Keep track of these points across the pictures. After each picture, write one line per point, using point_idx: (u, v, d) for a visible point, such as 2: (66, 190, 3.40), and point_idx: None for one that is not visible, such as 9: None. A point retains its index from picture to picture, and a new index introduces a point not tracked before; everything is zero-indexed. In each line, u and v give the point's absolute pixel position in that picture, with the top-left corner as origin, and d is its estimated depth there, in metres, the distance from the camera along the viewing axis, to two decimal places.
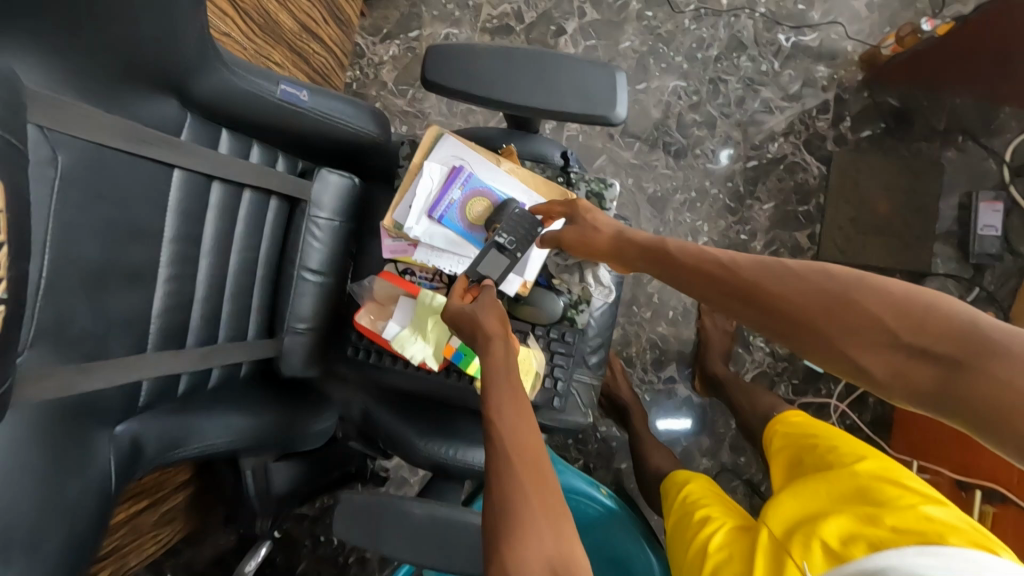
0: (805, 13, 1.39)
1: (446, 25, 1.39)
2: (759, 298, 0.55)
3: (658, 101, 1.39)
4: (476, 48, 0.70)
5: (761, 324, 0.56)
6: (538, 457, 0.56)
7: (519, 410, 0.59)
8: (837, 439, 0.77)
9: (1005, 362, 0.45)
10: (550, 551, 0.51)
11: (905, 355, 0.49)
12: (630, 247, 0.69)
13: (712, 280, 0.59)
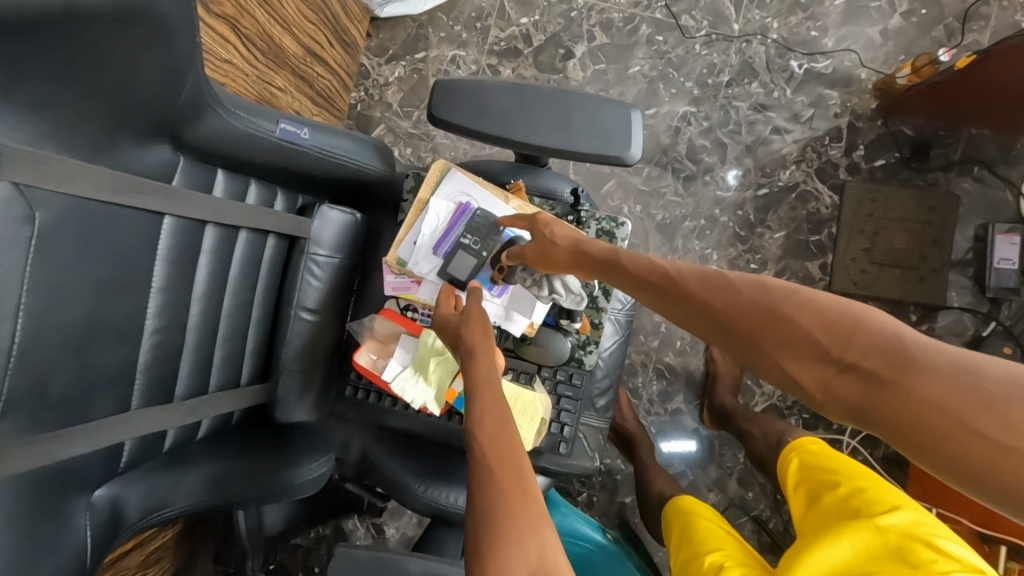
0: (818, 39, 1.36)
1: (453, 47, 1.38)
2: (696, 308, 0.53)
3: (668, 127, 1.37)
4: (485, 84, 0.67)
5: (703, 334, 0.54)
6: (514, 462, 0.52)
7: (500, 415, 0.55)
8: (863, 482, 0.72)
9: (929, 381, 0.42)
10: (533, 558, 0.47)
11: (834, 370, 0.46)
12: (583, 258, 0.66)
13: (657, 289, 0.57)
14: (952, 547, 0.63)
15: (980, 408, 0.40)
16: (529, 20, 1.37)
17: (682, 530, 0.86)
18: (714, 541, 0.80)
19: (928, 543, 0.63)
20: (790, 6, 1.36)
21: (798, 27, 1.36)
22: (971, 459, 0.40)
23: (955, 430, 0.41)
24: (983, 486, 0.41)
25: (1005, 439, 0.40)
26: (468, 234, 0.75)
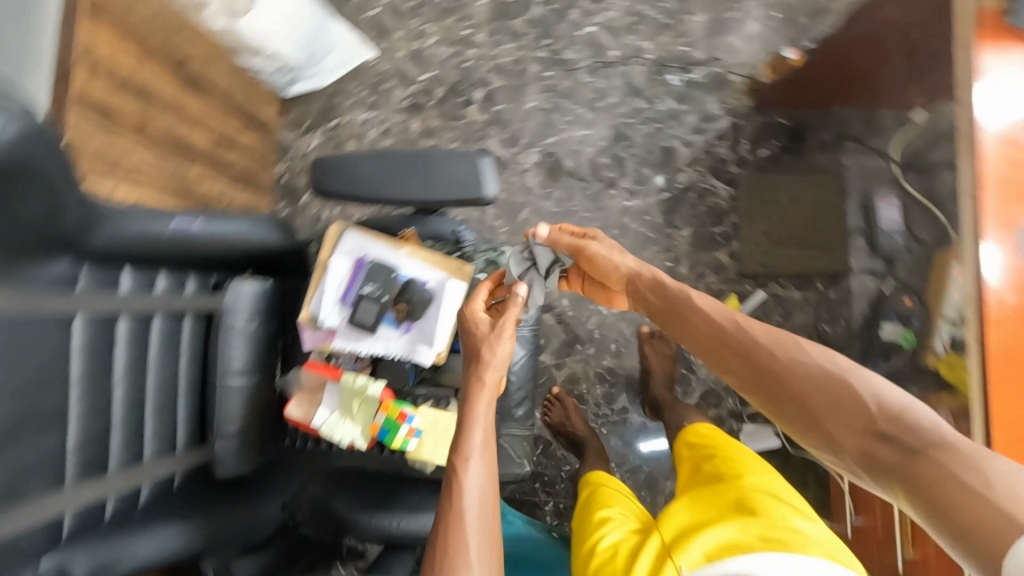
0: (689, 53, 1.51)
1: (363, 111, 1.50)
2: (777, 375, 0.71)
3: (569, 151, 1.49)
4: (351, 156, 0.77)
5: (774, 392, 0.71)
6: (484, 506, 0.68)
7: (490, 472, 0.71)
8: (735, 453, 0.84)
9: (946, 453, 0.57)
10: None
11: (874, 438, 0.63)
12: (661, 309, 0.85)
13: (745, 355, 0.74)
14: (792, 499, 0.75)
15: (968, 470, 0.55)
16: (428, 76, 1.50)
17: (585, 495, 0.94)
18: (606, 505, 0.89)
19: (772, 493, 0.75)
20: (659, 28, 1.51)
21: (669, 45, 1.51)
22: (951, 503, 0.54)
23: (944, 481, 0.56)
24: (954, 529, 0.53)
25: (977, 489, 0.53)
26: (371, 282, 0.85)
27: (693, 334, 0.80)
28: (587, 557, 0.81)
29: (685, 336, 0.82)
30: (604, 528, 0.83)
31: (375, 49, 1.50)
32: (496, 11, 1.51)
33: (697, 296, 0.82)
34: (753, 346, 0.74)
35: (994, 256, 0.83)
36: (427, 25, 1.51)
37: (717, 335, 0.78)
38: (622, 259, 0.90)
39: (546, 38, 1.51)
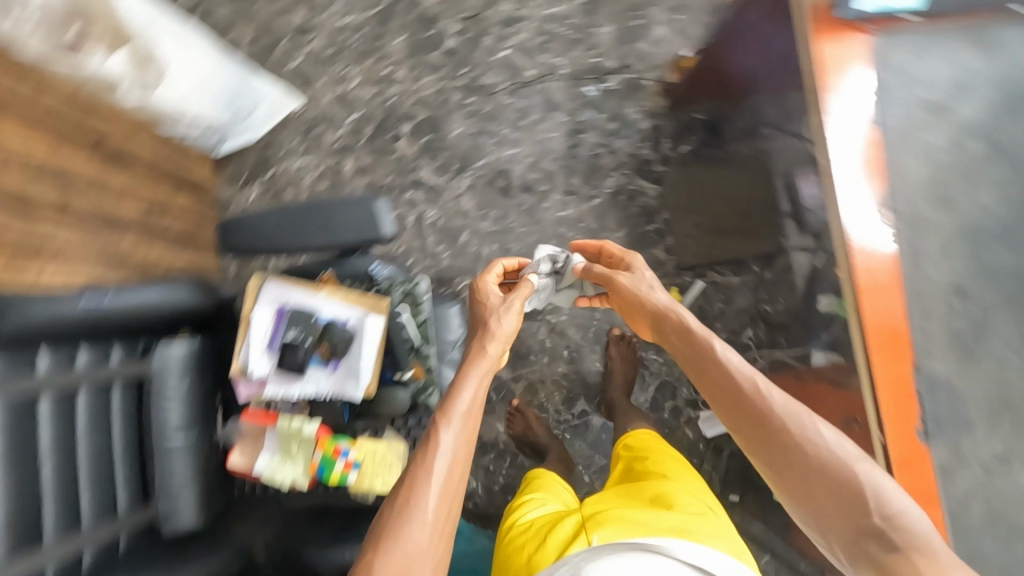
0: (601, 63, 1.57)
1: (297, 158, 1.55)
2: (781, 445, 0.72)
3: (499, 171, 1.55)
4: (256, 214, 0.82)
5: (776, 462, 0.72)
6: (454, 479, 0.74)
7: (467, 450, 0.76)
8: (663, 460, 1.00)
9: (925, 562, 0.62)
10: (421, 540, 0.68)
11: (862, 528, 0.66)
12: (680, 350, 0.87)
13: (757, 420, 0.74)
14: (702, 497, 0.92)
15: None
16: (355, 117, 1.56)
17: (523, 485, 1.09)
18: (535, 499, 1.01)
19: (692, 495, 0.90)
20: (570, 43, 1.58)
21: (581, 58, 1.57)
22: None
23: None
24: None
25: None
26: (293, 328, 0.90)
27: (710, 386, 0.80)
28: (513, 532, 0.95)
29: (702, 385, 0.82)
30: (530, 518, 0.95)
31: (300, 98, 1.56)
32: (412, 48, 1.57)
33: (728, 354, 0.81)
34: (764, 413, 0.74)
35: (871, 215, 0.76)
36: (348, 69, 1.57)
37: (735, 398, 0.77)
38: (656, 296, 0.93)
39: (463, 66, 1.57)
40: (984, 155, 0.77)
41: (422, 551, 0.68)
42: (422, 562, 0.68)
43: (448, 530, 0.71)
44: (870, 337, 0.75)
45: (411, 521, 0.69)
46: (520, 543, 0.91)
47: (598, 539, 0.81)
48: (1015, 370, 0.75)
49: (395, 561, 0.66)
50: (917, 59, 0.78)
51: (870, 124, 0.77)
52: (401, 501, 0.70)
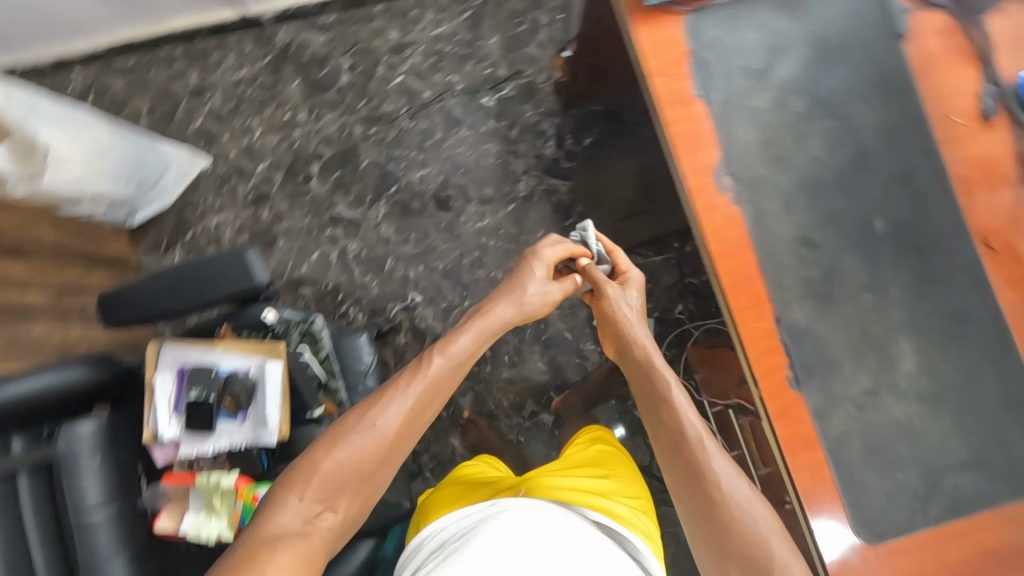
0: (494, 73, 1.61)
1: (214, 215, 1.58)
2: (709, 501, 0.75)
3: (414, 193, 1.59)
4: (133, 283, 0.84)
5: (700, 516, 0.76)
6: (420, 415, 0.81)
7: (443, 393, 0.83)
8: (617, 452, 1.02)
9: None
10: (370, 451, 0.76)
11: None
12: (641, 381, 0.86)
13: (694, 472, 0.77)
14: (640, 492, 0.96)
15: None
16: (264, 166, 1.59)
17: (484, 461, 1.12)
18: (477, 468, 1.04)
19: (604, 460, 0.99)
20: (460, 59, 1.62)
21: (474, 71, 1.61)
22: None
23: None
24: None
25: None
26: (195, 387, 0.93)
27: (658, 430, 0.82)
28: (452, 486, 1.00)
29: (651, 426, 0.83)
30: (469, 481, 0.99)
31: (208, 156, 1.58)
32: (309, 89, 1.61)
33: (687, 414, 0.80)
34: (703, 470, 0.77)
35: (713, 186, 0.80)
36: (250, 120, 1.60)
37: (682, 457, 0.79)
38: (643, 336, 0.88)
39: (362, 99, 1.61)
40: (806, 111, 0.81)
41: (369, 463, 0.76)
42: (362, 470, 0.76)
43: (398, 453, 0.79)
44: (729, 298, 0.79)
45: (365, 433, 0.77)
46: (449, 499, 0.94)
47: (527, 494, 0.85)
48: (871, 306, 0.79)
49: (340, 463, 0.75)
50: (731, 30, 0.82)
51: (696, 99, 0.81)
52: (364, 414, 0.78)
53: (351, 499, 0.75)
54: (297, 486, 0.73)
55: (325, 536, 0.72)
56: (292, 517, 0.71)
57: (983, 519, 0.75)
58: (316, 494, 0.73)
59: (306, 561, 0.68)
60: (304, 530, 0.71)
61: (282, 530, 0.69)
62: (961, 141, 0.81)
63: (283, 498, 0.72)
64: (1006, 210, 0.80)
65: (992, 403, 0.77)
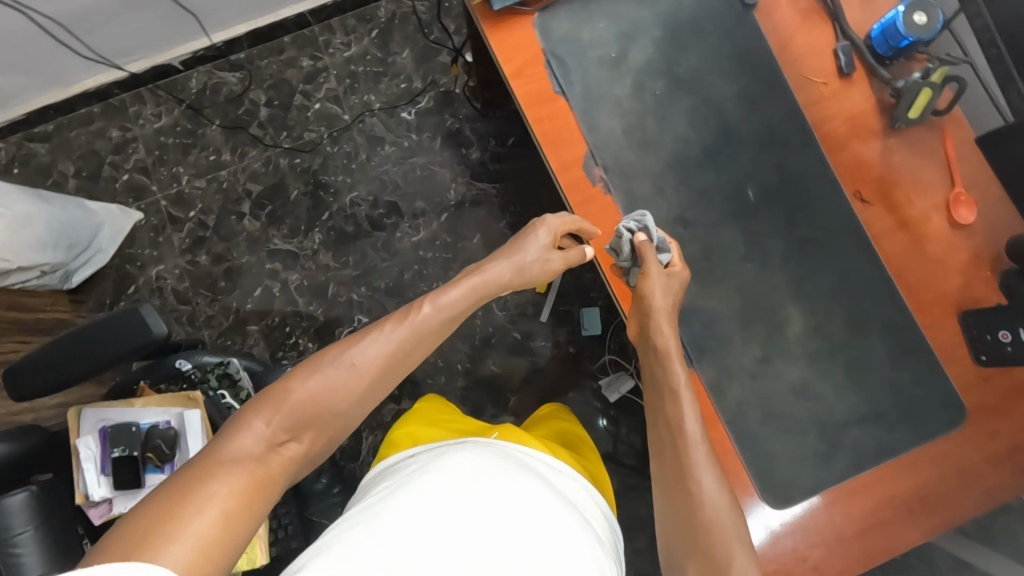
0: (409, 87, 1.63)
1: (153, 266, 1.59)
2: (690, 503, 0.69)
3: (347, 217, 1.60)
4: (33, 354, 0.84)
5: (676, 515, 0.70)
6: (402, 360, 0.75)
7: (428, 345, 0.78)
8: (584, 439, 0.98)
9: None
10: (347, 383, 0.70)
11: None
12: (651, 365, 0.76)
13: (683, 468, 0.70)
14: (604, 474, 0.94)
15: None
16: (195, 211, 1.61)
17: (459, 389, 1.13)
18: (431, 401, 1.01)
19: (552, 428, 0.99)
20: (374, 78, 1.63)
21: (389, 88, 1.63)
22: None
23: None
24: None
25: None
26: (117, 445, 0.93)
27: (657, 414, 0.75)
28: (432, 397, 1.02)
29: (650, 409, 0.76)
30: (428, 409, 0.97)
31: (140, 209, 1.60)
32: (229, 128, 1.62)
33: (682, 411, 0.72)
34: (691, 470, 0.70)
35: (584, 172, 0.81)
36: (176, 168, 1.61)
37: (672, 451, 0.72)
38: (669, 335, 0.74)
39: (283, 131, 1.62)
40: (666, 92, 0.82)
41: (342, 402, 0.70)
42: (333, 408, 0.69)
43: (371, 399, 0.73)
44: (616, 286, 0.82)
45: (346, 368, 0.71)
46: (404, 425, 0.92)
47: (503, 437, 0.86)
48: (754, 275, 0.80)
49: (314, 395, 0.68)
50: (581, 24, 0.83)
51: (558, 96, 0.82)
52: (347, 349, 0.72)
53: (315, 438, 0.69)
54: (265, 410, 0.66)
55: (282, 467, 0.65)
56: (252, 442, 0.64)
57: (884, 469, 0.76)
58: (284, 424, 0.66)
59: (258, 489, 0.61)
60: (264, 457, 0.64)
61: (240, 452, 0.62)
62: (823, 101, 0.82)
63: (248, 420, 0.65)
64: (875, 161, 0.81)
65: (882, 354, 0.77)
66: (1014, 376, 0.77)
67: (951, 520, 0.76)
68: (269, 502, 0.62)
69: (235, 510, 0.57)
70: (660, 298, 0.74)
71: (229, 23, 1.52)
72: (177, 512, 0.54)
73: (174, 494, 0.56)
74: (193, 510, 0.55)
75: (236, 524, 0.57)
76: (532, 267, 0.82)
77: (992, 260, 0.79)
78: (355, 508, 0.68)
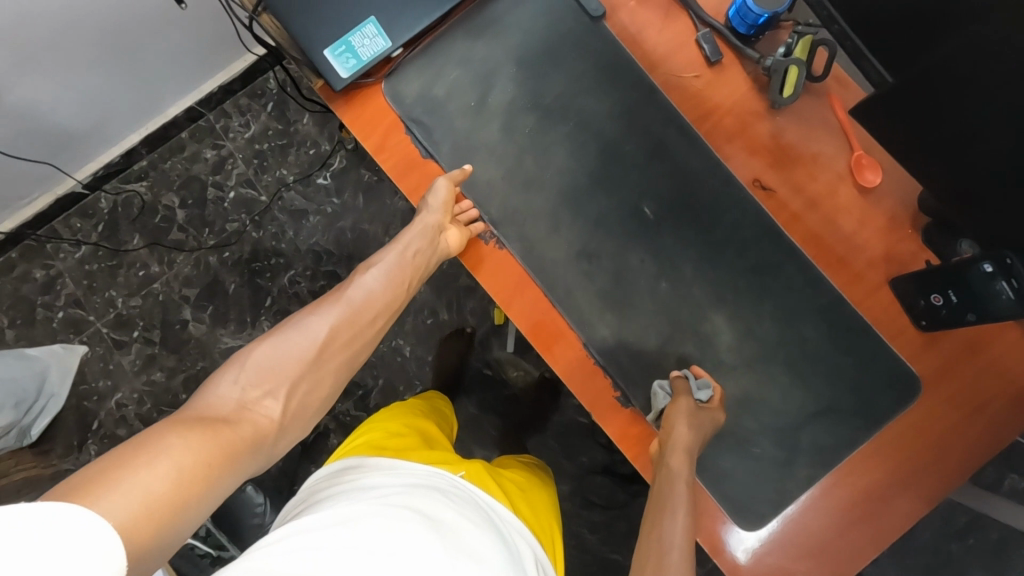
0: (319, 151, 1.60)
1: (112, 395, 1.55)
2: None
3: (290, 297, 1.57)
4: None
5: None
6: (362, 319, 0.75)
7: (380, 310, 0.77)
8: (540, 492, 0.95)
9: None
10: (312, 344, 0.70)
11: None
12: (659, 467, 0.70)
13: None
14: (555, 527, 0.90)
15: None
16: (139, 330, 1.57)
17: (433, 402, 1.11)
18: (419, 409, 1.03)
19: (517, 476, 0.94)
20: (282, 151, 1.60)
21: (299, 157, 1.60)
22: None
23: None
24: None
25: None
26: None
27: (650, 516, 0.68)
28: (397, 408, 1.00)
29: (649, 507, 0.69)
30: (408, 418, 0.97)
31: (84, 342, 1.55)
32: (151, 239, 1.57)
33: (674, 521, 0.65)
34: None
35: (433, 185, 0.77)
36: (109, 292, 1.57)
37: (653, 558, 0.65)
38: (682, 461, 0.67)
39: (205, 228, 1.58)
40: (537, 125, 0.77)
41: (305, 363, 0.68)
42: (301, 363, 0.68)
43: (342, 358, 0.72)
44: (530, 335, 0.76)
45: (307, 326, 0.71)
46: (385, 425, 0.91)
47: (466, 476, 0.82)
48: (672, 295, 0.75)
49: (279, 355, 0.67)
50: (432, 79, 0.77)
51: (428, 159, 0.78)
52: (307, 313, 0.72)
53: (293, 395, 0.67)
54: (232, 368, 0.65)
55: (256, 426, 0.61)
56: (218, 402, 0.61)
57: (853, 460, 0.72)
58: (253, 382, 0.65)
59: (226, 444, 0.56)
60: (234, 414, 0.61)
61: (205, 413, 0.59)
62: (697, 96, 0.78)
63: (218, 379, 0.63)
64: (766, 143, 0.77)
65: (825, 344, 0.72)
66: (961, 334, 0.72)
67: (931, 499, 0.72)
68: (236, 468, 0.56)
69: (195, 466, 0.51)
70: (686, 435, 0.68)
71: (121, 134, 1.46)
72: (125, 463, 0.48)
73: (127, 447, 0.50)
74: (143, 462, 0.48)
75: (193, 483, 0.50)
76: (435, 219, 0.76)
77: (909, 216, 0.75)
78: (314, 516, 0.63)
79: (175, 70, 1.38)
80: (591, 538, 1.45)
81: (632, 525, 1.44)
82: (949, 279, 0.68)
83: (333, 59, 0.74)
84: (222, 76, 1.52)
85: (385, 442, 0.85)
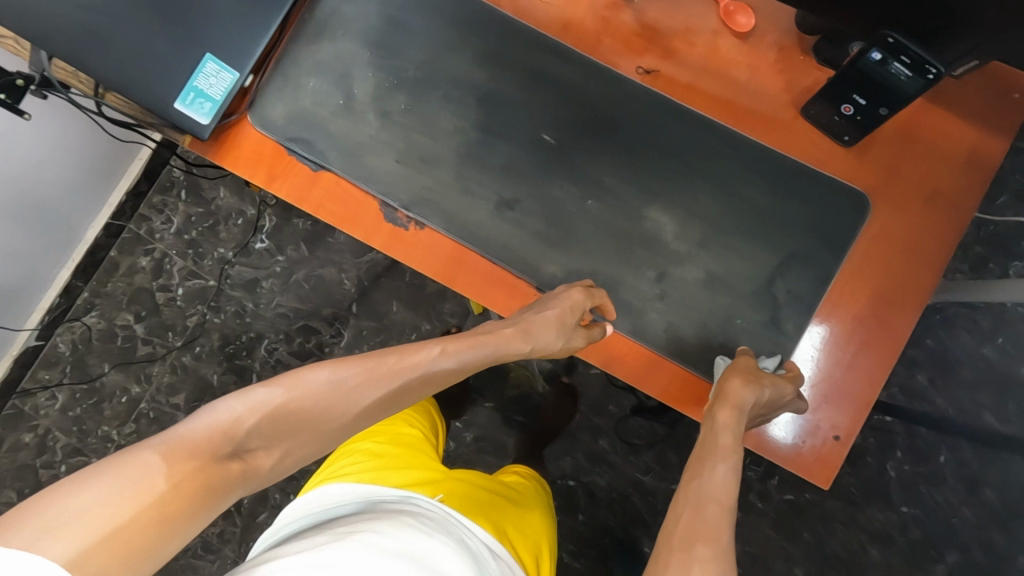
0: (246, 218, 1.57)
1: None
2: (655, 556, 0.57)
3: (275, 366, 1.55)
4: None
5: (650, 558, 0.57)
6: (394, 400, 0.63)
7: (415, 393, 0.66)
8: (539, 512, 0.95)
9: None
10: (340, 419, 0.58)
11: None
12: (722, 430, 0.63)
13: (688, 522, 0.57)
14: (548, 549, 0.91)
15: None
16: None
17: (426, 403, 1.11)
18: (418, 415, 1.02)
19: (513, 495, 0.95)
20: (211, 232, 1.57)
21: (230, 231, 1.57)
22: None
23: None
24: None
25: None
26: None
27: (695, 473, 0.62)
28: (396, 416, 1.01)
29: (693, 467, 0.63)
30: (404, 426, 0.97)
31: None
32: (121, 362, 1.55)
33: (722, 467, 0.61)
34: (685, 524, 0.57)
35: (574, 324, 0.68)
36: (103, 429, 1.53)
37: (689, 505, 0.59)
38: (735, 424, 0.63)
39: (168, 332, 1.56)
40: (410, 98, 0.75)
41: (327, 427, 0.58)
42: (314, 427, 0.57)
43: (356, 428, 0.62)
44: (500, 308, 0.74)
45: (343, 383, 0.59)
46: (365, 446, 0.90)
47: (445, 499, 0.81)
48: (602, 209, 0.73)
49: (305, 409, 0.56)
50: (294, 94, 0.75)
51: (320, 171, 0.75)
52: (338, 375, 0.59)
53: (293, 452, 0.56)
54: (249, 402, 0.53)
55: (244, 472, 0.52)
56: (210, 432, 0.50)
57: (836, 292, 0.71)
58: (267, 428, 0.54)
59: (203, 493, 0.48)
60: (227, 450, 0.51)
61: (197, 436, 0.49)
62: (549, 12, 0.76)
63: (232, 406, 0.52)
64: (632, 29, 0.75)
65: (765, 197, 0.72)
66: (887, 134, 0.72)
67: (927, 293, 0.70)
68: (219, 505, 0.49)
69: (170, 505, 0.45)
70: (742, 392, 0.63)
71: (51, 273, 1.44)
72: (100, 488, 0.43)
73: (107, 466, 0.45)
74: (122, 489, 0.44)
75: (168, 522, 0.45)
76: (542, 335, 0.67)
77: (797, 43, 0.73)
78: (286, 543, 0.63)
79: (76, 191, 1.36)
80: (647, 480, 1.44)
81: (681, 452, 1.44)
82: (859, 83, 0.65)
83: (187, 110, 0.71)
84: (125, 183, 1.51)
85: (362, 467, 0.84)
